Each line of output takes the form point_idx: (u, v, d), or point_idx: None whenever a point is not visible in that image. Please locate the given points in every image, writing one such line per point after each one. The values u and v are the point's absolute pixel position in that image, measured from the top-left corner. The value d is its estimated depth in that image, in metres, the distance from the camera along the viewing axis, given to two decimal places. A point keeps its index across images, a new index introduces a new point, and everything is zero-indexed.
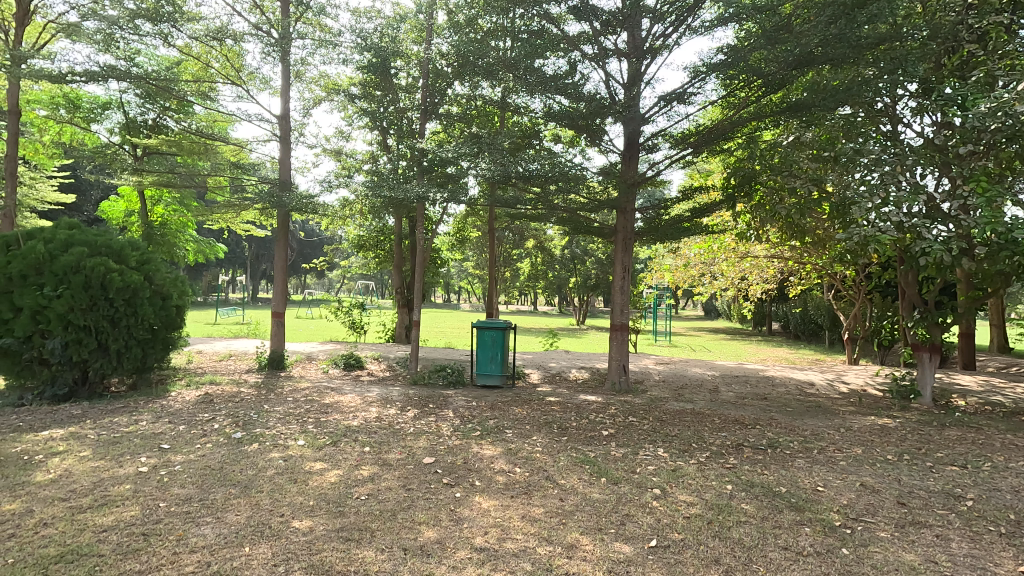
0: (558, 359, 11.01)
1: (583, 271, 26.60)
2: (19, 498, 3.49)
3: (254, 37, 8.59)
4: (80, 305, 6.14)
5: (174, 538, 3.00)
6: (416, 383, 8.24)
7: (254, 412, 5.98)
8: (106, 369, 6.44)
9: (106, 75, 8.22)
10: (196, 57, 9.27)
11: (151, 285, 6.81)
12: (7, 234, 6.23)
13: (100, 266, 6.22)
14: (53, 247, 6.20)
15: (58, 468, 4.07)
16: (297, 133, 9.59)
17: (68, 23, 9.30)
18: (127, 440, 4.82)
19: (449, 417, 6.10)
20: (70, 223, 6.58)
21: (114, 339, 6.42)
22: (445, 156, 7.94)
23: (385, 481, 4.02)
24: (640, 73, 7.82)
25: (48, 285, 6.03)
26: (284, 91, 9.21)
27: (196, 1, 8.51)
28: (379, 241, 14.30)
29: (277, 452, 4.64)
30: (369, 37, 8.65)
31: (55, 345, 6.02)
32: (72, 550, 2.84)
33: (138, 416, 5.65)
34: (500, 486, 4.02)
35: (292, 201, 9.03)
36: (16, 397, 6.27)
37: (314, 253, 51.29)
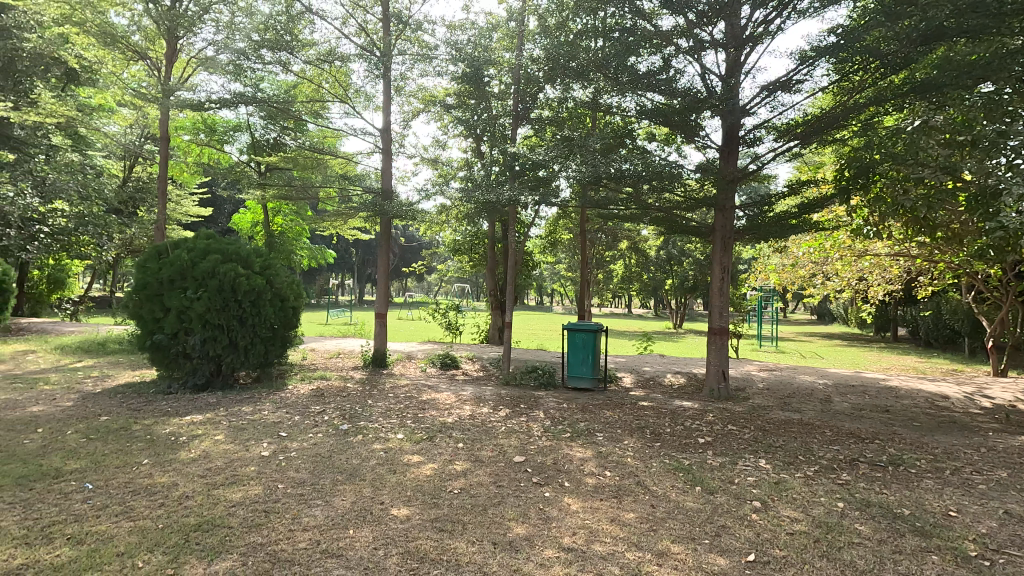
0: (652, 363, 10.70)
1: (680, 273, 25.70)
2: (168, 472, 4.04)
3: (359, 57, 9.25)
4: (214, 307, 6.91)
5: (290, 517, 3.31)
6: (508, 383, 8.38)
7: (359, 406, 6.42)
8: (236, 363, 7.23)
9: (237, 101, 9.22)
10: (310, 80, 10.13)
11: (272, 288, 7.54)
12: (159, 244, 7.20)
13: (231, 271, 7.00)
14: (194, 255, 7.06)
15: (199, 448, 4.64)
16: (397, 144, 10.18)
17: (205, 57, 10.52)
18: (251, 428, 5.37)
19: (540, 418, 6.17)
20: (206, 233, 7.44)
21: (242, 336, 7.19)
22: (536, 159, 8.03)
23: (477, 476, 4.16)
24: (740, 64, 7.47)
25: (190, 289, 6.87)
26: (386, 105, 9.82)
27: (310, 29, 9.34)
28: (474, 245, 14.70)
29: (379, 443, 4.96)
30: (463, 48, 8.98)
31: (196, 341, 6.85)
32: (208, 521, 3.22)
33: (262, 406, 6.28)
34: (589, 488, 4.01)
35: (393, 208, 9.57)
36: (164, 385, 7.19)
37: (414, 258, 54.07)
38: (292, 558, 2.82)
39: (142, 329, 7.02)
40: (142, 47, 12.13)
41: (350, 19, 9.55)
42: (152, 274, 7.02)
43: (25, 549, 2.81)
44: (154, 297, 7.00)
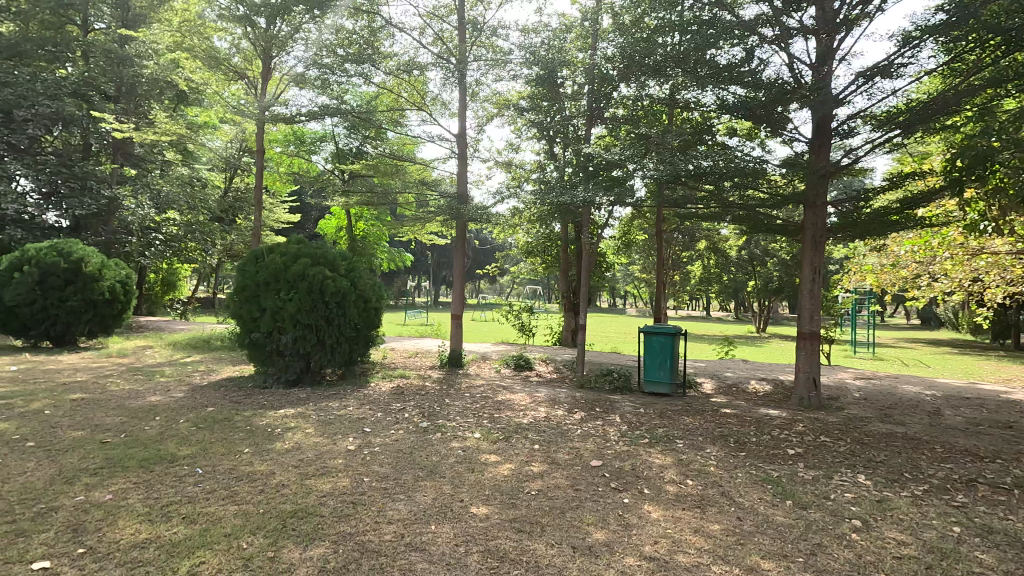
0: (734, 368, 10.21)
1: (764, 274, 24.39)
2: (267, 461, 4.34)
3: (436, 65, 9.53)
4: (305, 307, 7.35)
5: (376, 509, 3.45)
6: (582, 386, 8.30)
7: (438, 405, 6.60)
8: (324, 361, 7.65)
9: (324, 113, 9.78)
10: (390, 90, 10.56)
11: (356, 290, 7.92)
12: (256, 249, 7.75)
13: (319, 274, 7.42)
14: (286, 259, 7.56)
15: (293, 440, 4.96)
16: (472, 149, 10.38)
17: (296, 74, 11.25)
18: (338, 422, 5.66)
19: (617, 422, 6.06)
20: (297, 238, 7.94)
21: (329, 335, 7.60)
22: (611, 159, 7.91)
23: (554, 478, 4.15)
24: (833, 50, 6.97)
25: (283, 290, 7.36)
26: (461, 111, 10.05)
27: (390, 41, 9.74)
28: (547, 247, 14.69)
29: (457, 442, 5.08)
30: (537, 51, 9.01)
31: (288, 339, 7.32)
32: (302, 509, 3.42)
33: (348, 402, 6.60)
34: (670, 496, 3.88)
35: (468, 212, 9.76)
36: (260, 380, 7.73)
37: (487, 260, 54.89)
38: (379, 549, 2.94)
39: (241, 327, 7.56)
40: (241, 67, 13.16)
41: (427, 30, 9.86)
42: (250, 277, 7.57)
43: (148, 525, 3.11)
44: (252, 298, 7.52)
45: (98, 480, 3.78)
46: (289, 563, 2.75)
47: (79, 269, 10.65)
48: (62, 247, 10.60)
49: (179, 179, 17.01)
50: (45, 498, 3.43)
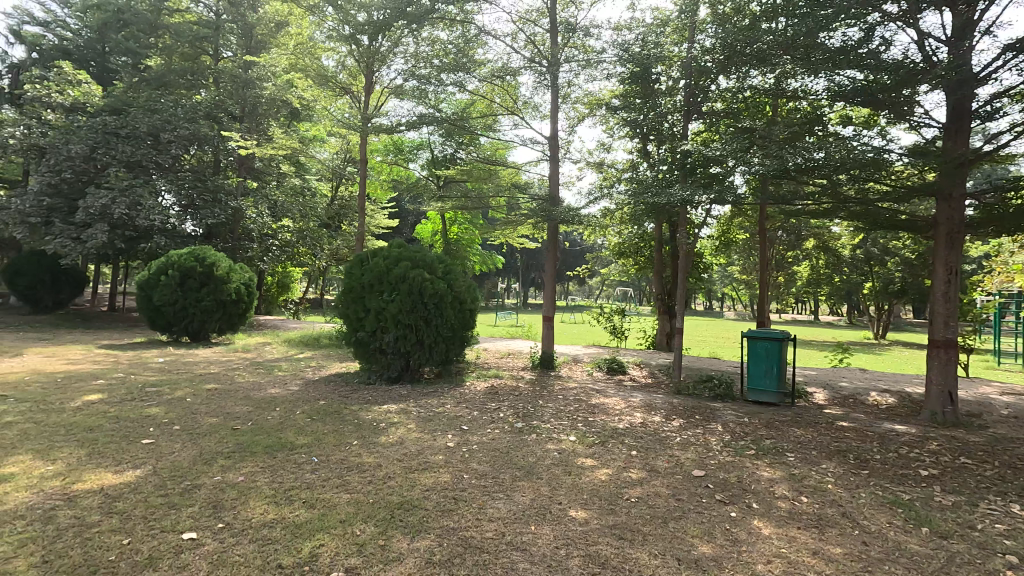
0: (851, 378, 9.34)
1: (884, 275, 22.15)
2: (374, 454, 4.59)
3: (528, 69, 9.62)
4: (405, 307, 7.71)
5: (476, 506, 3.53)
6: (679, 393, 7.98)
7: (531, 406, 6.64)
8: (422, 360, 7.95)
9: (422, 122, 10.21)
10: (484, 97, 10.82)
11: (453, 292, 8.18)
12: (361, 253, 8.23)
13: (419, 276, 7.75)
14: (389, 262, 7.96)
15: (397, 435, 5.21)
16: (564, 151, 10.36)
17: (396, 86, 11.86)
18: (437, 419, 5.87)
19: (719, 431, 5.76)
20: (398, 243, 8.34)
21: (428, 335, 7.89)
22: (710, 155, 7.54)
23: (654, 486, 4.03)
24: (973, 22, 6.19)
25: (386, 292, 7.75)
26: (553, 113, 10.07)
27: (484, 48, 9.98)
28: (640, 248, 14.28)
29: (553, 443, 5.08)
30: (631, 48, 8.82)
31: (390, 338, 7.69)
32: (407, 501, 3.58)
33: (445, 400, 6.82)
34: (783, 513, 3.62)
35: (559, 213, 9.74)
36: (365, 376, 8.19)
37: (577, 262, 54.54)
38: (481, 545, 3.00)
39: (348, 326, 8.05)
40: (347, 83, 14.09)
41: (519, 35, 9.98)
42: (355, 279, 8.04)
43: (274, 507, 3.40)
44: (358, 299, 7.99)
45: (231, 462, 4.20)
46: (398, 552, 2.89)
47: (212, 273, 11.93)
48: (198, 253, 11.96)
49: (293, 190, 18.52)
50: (190, 477, 3.86)
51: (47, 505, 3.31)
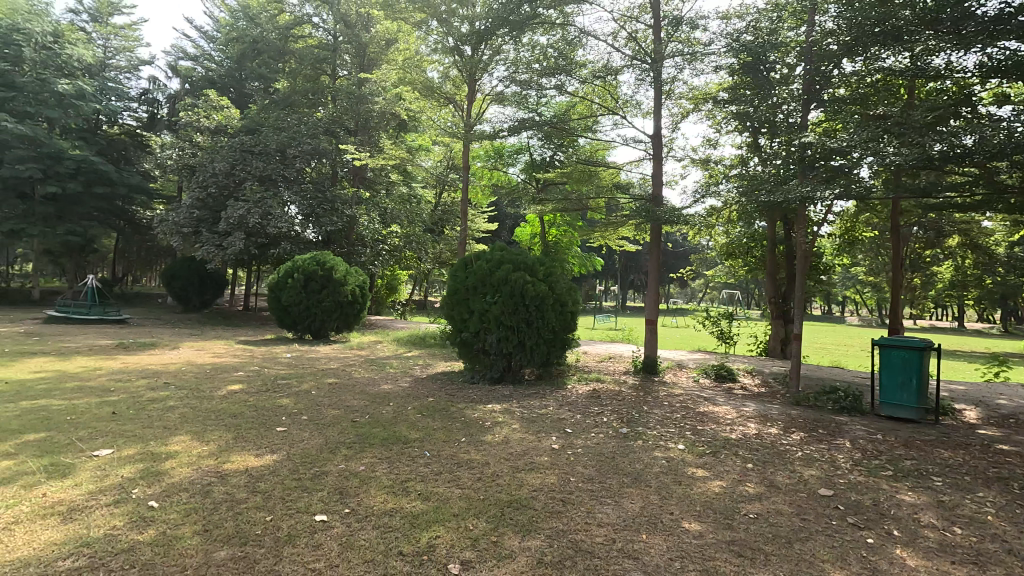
0: (1011, 395, 8.11)
1: None
2: (482, 452, 4.71)
3: (630, 67, 9.42)
4: (507, 309, 7.83)
5: (585, 510, 3.50)
6: (798, 404, 7.38)
7: (636, 411, 6.48)
8: (524, 361, 8.01)
9: (523, 127, 10.35)
10: (584, 98, 10.75)
11: (554, 294, 8.17)
12: (466, 256, 8.50)
13: (521, 279, 7.84)
14: (491, 265, 8.15)
15: (502, 434, 5.32)
16: (667, 149, 10.02)
17: (497, 93, 12.15)
18: (541, 421, 5.90)
19: (848, 448, 5.26)
20: (500, 246, 8.50)
21: (529, 337, 7.93)
22: (833, 147, 6.91)
23: (774, 503, 3.75)
24: None
25: (489, 294, 7.92)
26: (656, 111, 9.77)
27: (585, 50, 9.91)
28: (751, 248, 13.31)
29: (660, 451, 4.92)
30: (741, 37, 8.34)
31: (493, 339, 7.85)
32: (516, 500, 3.63)
33: (548, 402, 6.85)
34: (931, 544, 3.22)
35: (663, 213, 9.39)
36: (469, 375, 8.44)
37: (679, 263, 52.46)
38: (592, 550, 2.97)
39: (453, 327, 8.32)
40: (451, 93, 14.65)
41: (620, 32, 9.80)
42: (460, 281, 8.31)
43: (393, 496, 3.60)
44: (462, 301, 8.23)
45: (353, 452, 4.51)
46: (510, 550, 2.94)
47: (331, 276, 12.93)
48: (320, 258, 13.06)
49: (400, 197, 19.58)
50: (318, 464, 4.20)
51: (204, 480, 3.76)
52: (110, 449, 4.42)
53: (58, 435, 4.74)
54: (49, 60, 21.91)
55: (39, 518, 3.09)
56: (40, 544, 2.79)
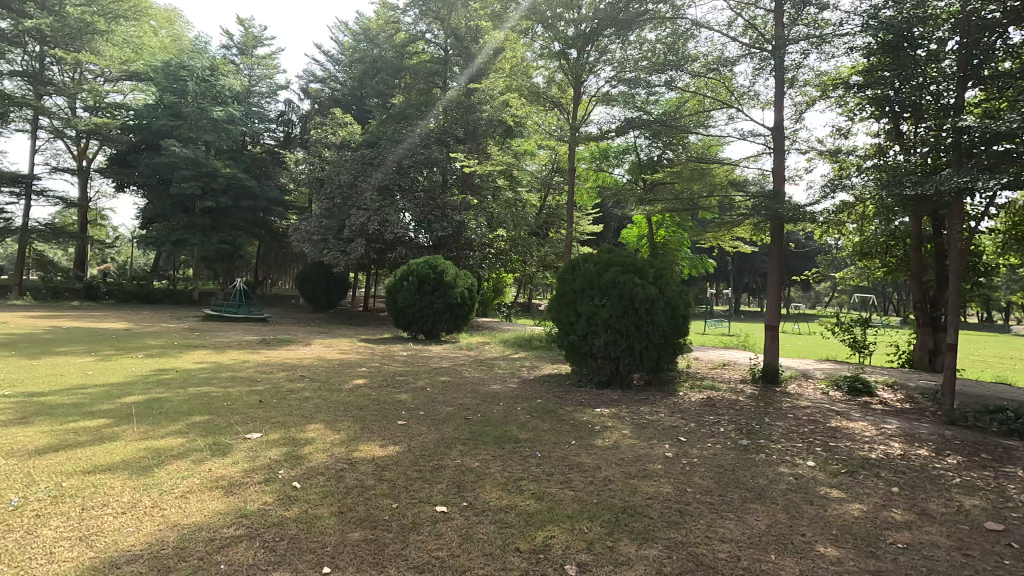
0: None
1: None
2: (593, 455, 4.66)
3: (747, 56, 8.86)
4: (616, 313, 7.62)
5: (705, 523, 3.34)
6: (953, 423, 6.47)
7: (757, 423, 6.06)
8: (632, 366, 7.75)
9: (630, 126, 10.12)
10: (695, 93, 10.28)
11: (665, 297, 7.83)
12: (573, 258, 8.44)
13: (629, 281, 7.63)
14: (599, 268, 8.01)
15: (613, 439, 5.23)
16: (790, 141, 9.29)
17: (603, 94, 12.01)
18: (652, 428, 5.72)
19: (1021, 477, 4.52)
20: (608, 248, 8.35)
21: (638, 341, 7.65)
22: (999, 128, 5.97)
23: (927, 534, 3.33)
24: None
25: (597, 296, 7.79)
26: (777, 101, 9.09)
27: (697, 42, 9.47)
28: (891, 248, 11.78)
29: (786, 467, 4.56)
30: (880, 12, 7.50)
31: (600, 342, 7.69)
32: (631, 507, 3.54)
33: (659, 409, 6.62)
34: None
35: (785, 210, 8.62)
36: (576, 379, 8.38)
37: (801, 265, 48.37)
38: (715, 566, 2.83)
39: (560, 330, 8.27)
40: (556, 97, 14.73)
41: (737, 21, 9.25)
42: (568, 284, 8.26)
43: (507, 493, 3.68)
44: (569, 304, 8.17)
45: (468, 448, 4.68)
46: (627, 557, 2.89)
47: (442, 279, 13.52)
48: (433, 263, 13.77)
49: (506, 202, 20.00)
50: (436, 457, 4.41)
51: (337, 466, 4.10)
52: (259, 432, 4.97)
53: (218, 418, 5.43)
54: (208, 91, 25.21)
55: (207, 489, 3.56)
56: (209, 511, 3.21)
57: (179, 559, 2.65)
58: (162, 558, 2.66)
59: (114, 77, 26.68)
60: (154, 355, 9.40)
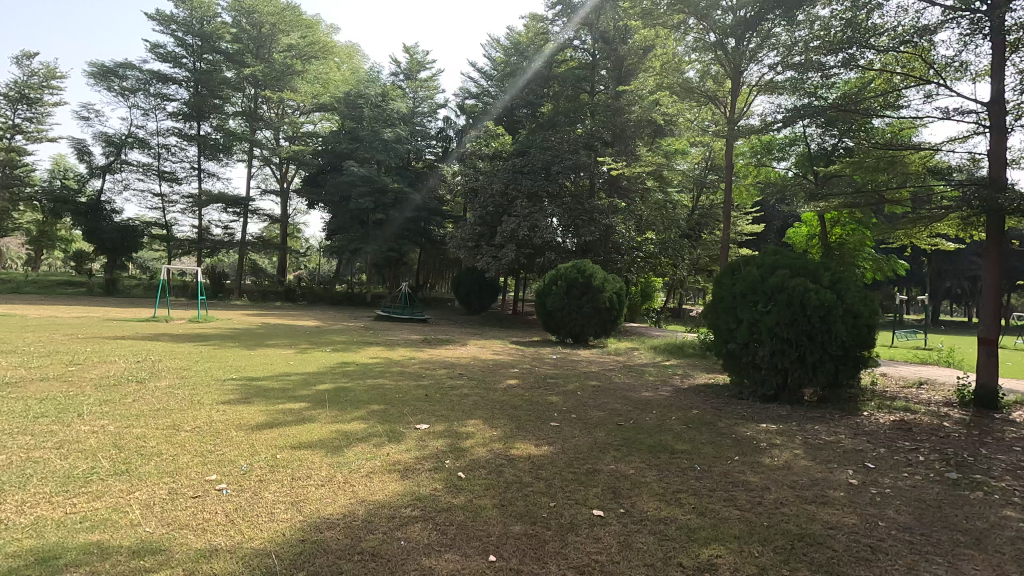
0: None
1: None
2: (760, 475, 4.29)
3: (952, 21, 7.53)
4: (784, 320, 6.92)
5: (904, 565, 2.89)
6: None
7: (969, 454, 5.09)
8: (803, 380, 6.98)
9: (799, 115, 9.19)
10: (881, 70, 9.01)
11: (844, 304, 6.93)
12: (733, 261, 7.88)
13: (800, 286, 6.89)
14: (764, 271, 7.37)
15: (783, 458, 4.77)
16: (1014, 116, 7.68)
17: (767, 83, 11.10)
18: (831, 450, 5.10)
19: None
20: (773, 249, 7.66)
21: (811, 352, 6.86)
22: None
23: None
24: None
25: (760, 302, 7.16)
26: (995, 70, 7.57)
27: (883, 12, 8.30)
28: None
29: (1015, 511, 3.76)
30: None
31: (765, 352, 7.05)
32: (809, 535, 3.21)
33: (837, 429, 5.90)
34: None
35: (1009, 201, 6.95)
36: (736, 390, 7.81)
37: None
38: None
39: (718, 337, 7.77)
40: (712, 90, 13.97)
41: None
42: (727, 288, 7.72)
43: (666, 505, 3.56)
44: (728, 310, 7.63)
45: (621, 455, 4.61)
46: None
47: (591, 283, 13.52)
48: (582, 267, 13.87)
49: (656, 204, 19.39)
50: (590, 461, 4.41)
51: (497, 461, 4.31)
52: (426, 424, 5.42)
53: (391, 408, 6.02)
54: (379, 115, 28.23)
55: (387, 471, 3.96)
56: (390, 491, 3.58)
57: (367, 531, 3.00)
58: (354, 528, 3.03)
59: (308, 110, 31.11)
60: (339, 350, 10.75)
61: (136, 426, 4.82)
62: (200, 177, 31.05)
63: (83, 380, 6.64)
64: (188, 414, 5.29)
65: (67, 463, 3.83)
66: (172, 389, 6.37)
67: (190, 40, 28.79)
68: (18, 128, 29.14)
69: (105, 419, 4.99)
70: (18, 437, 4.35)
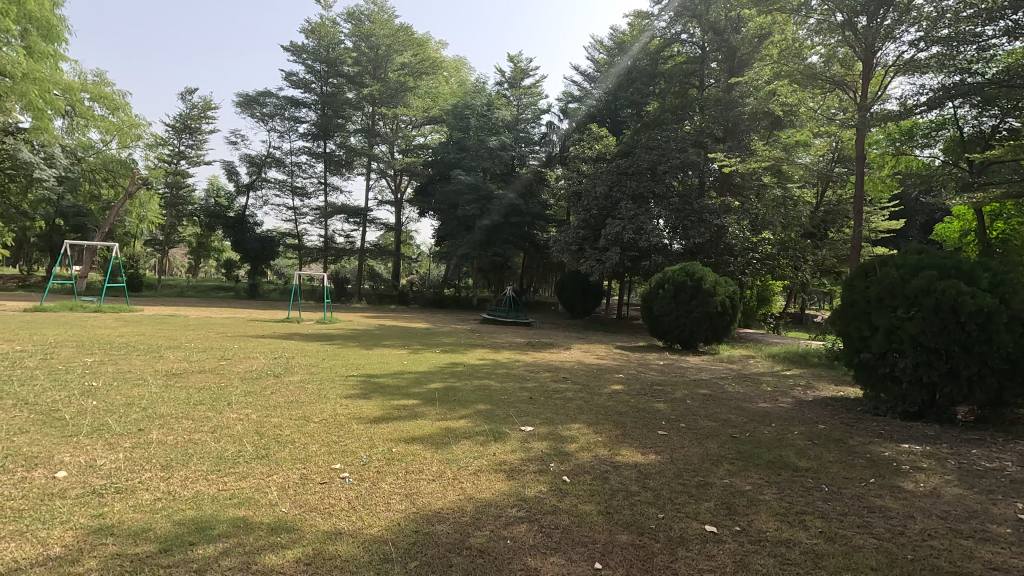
0: None
1: None
2: (902, 501, 3.81)
3: None
4: (930, 328, 6.11)
5: None
6: None
7: None
8: (956, 396, 6.12)
9: (950, 94, 8.15)
10: None
11: (1009, 309, 5.98)
12: (867, 261, 7.10)
13: (951, 289, 6.06)
14: (905, 272, 6.55)
15: (929, 484, 4.22)
16: None
17: (907, 62, 9.95)
18: (994, 478, 4.41)
19: None
20: (916, 247, 6.81)
21: (965, 365, 5.99)
22: None
23: None
24: None
25: (901, 307, 6.39)
26: None
27: None
28: None
29: None
30: None
31: (907, 364, 6.25)
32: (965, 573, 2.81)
33: (1000, 455, 5.09)
34: None
35: None
36: (871, 405, 7.02)
37: None
38: None
39: (849, 345, 7.03)
40: (839, 74, 12.72)
41: None
42: (859, 292, 6.99)
43: (788, 526, 3.29)
44: (861, 315, 6.88)
45: (736, 469, 4.34)
46: None
47: (700, 285, 12.91)
48: (689, 270, 13.33)
49: (774, 202, 18.06)
50: (702, 473, 4.19)
51: (602, 466, 4.25)
52: (531, 425, 5.48)
53: (497, 409, 6.15)
54: (486, 124, 29.15)
55: (494, 471, 4.06)
56: (497, 490, 3.66)
57: (475, 527, 3.09)
58: (463, 524, 3.13)
59: (419, 124, 32.88)
60: (447, 351, 11.20)
61: (274, 415, 5.39)
62: (326, 190, 33.99)
63: (232, 373, 7.54)
64: (317, 407, 5.81)
65: (220, 445, 4.37)
66: (303, 384, 7.02)
67: (319, 66, 31.74)
68: (183, 154, 33.81)
69: (249, 409, 5.62)
70: (183, 420, 5.05)
